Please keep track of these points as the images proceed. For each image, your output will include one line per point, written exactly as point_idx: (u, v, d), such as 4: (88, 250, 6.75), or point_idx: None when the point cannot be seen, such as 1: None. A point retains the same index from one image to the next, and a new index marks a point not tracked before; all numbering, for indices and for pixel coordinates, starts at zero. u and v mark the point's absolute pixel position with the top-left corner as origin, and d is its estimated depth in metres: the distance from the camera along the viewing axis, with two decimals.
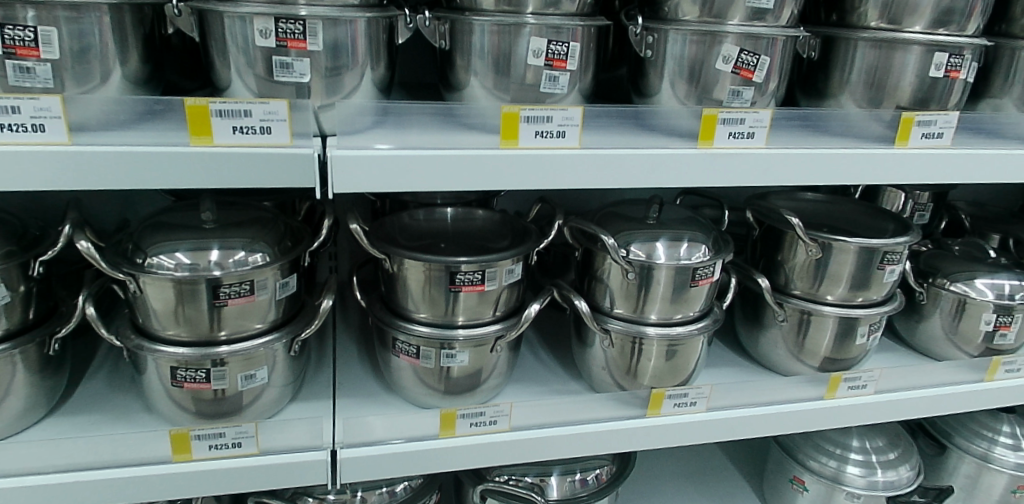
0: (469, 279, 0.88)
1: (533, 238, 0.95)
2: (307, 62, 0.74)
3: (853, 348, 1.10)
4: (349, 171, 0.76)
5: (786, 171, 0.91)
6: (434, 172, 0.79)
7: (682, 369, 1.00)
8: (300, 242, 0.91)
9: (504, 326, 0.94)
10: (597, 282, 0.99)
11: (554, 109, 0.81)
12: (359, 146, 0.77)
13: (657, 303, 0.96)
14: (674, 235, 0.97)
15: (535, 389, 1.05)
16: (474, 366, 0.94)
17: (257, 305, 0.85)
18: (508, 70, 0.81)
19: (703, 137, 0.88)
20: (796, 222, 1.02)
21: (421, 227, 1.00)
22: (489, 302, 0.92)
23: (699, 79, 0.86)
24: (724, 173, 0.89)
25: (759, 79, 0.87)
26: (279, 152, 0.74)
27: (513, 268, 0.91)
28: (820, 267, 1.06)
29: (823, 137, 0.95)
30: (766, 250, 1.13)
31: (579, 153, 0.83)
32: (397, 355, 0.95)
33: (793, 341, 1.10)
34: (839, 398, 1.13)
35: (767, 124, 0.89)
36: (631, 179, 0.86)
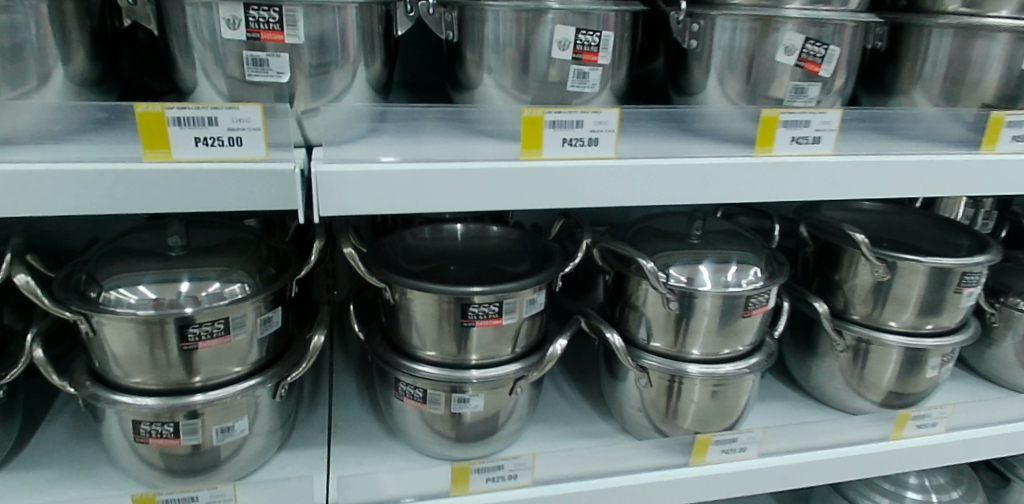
0: (483, 312, 0.75)
1: (557, 261, 0.82)
2: (285, 57, 0.61)
3: (921, 381, 0.96)
4: (337, 190, 0.62)
5: (858, 182, 0.77)
6: (440, 191, 0.65)
7: (730, 412, 0.87)
8: (286, 268, 0.78)
9: (524, 366, 0.81)
10: (630, 309, 0.87)
11: (586, 111, 0.67)
12: (350, 159, 0.63)
13: (700, 336, 0.83)
14: (721, 257, 0.84)
15: (558, 431, 0.92)
16: (489, 411, 0.81)
17: (235, 346, 0.72)
18: (528, 65, 0.68)
19: (762, 142, 0.74)
20: (860, 238, 0.88)
21: (427, 248, 0.87)
22: (507, 338, 0.79)
23: (754, 74, 0.72)
24: (787, 186, 0.75)
25: (825, 73, 0.73)
26: (253, 167, 0.61)
27: (535, 297, 0.78)
28: (884, 289, 0.92)
29: (901, 142, 0.80)
30: (821, 268, 0.99)
31: (615, 164, 0.68)
32: (400, 398, 0.82)
33: (852, 373, 0.97)
34: (906, 438, 0.98)
35: (836, 127, 0.75)
36: (678, 195, 0.72)
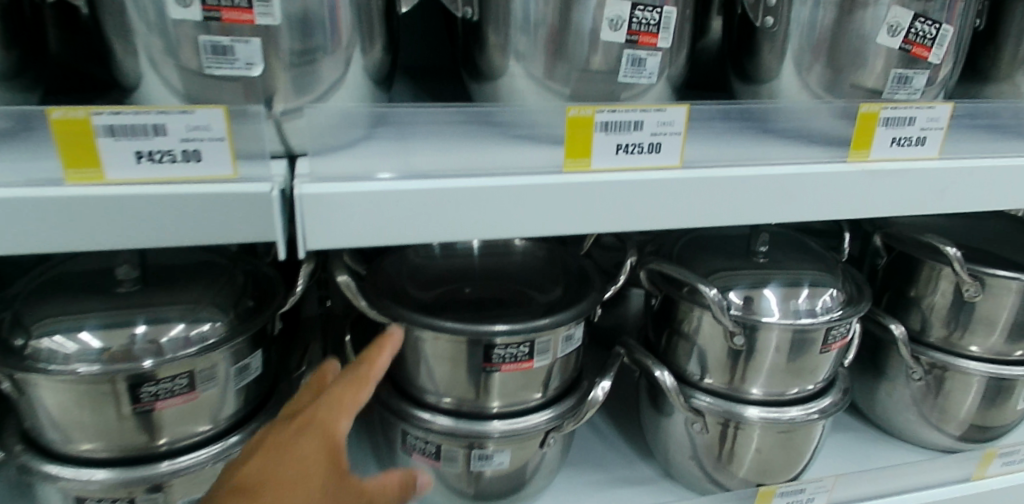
0: (510, 355, 0.62)
1: (596, 285, 0.68)
2: (256, 43, 0.46)
3: (1007, 413, 0.83)
4: (326, 216, 0.48)
5: (970, 192, 0.62)
6: (461, 214, 0.50)
7: (796, 460, 0.74)
8: (267, 300, 0.64)
9: (556, 415, 0.67)
10: (680, 339, 0.73)
11: (647, 110, 0.52)
12: (345, 175, 0.49)
13: (763, 374, 0.70)
14: (791, 279, 0.70)
15: (592, 479, 0.79)
16: (515, 467, 0.68)
17: (204, 402, 0.59)
18: (569, 50, 0.53)
19: (858, 144, 0.59)
20: (953, 252, 0.74)
21: (438, 267, 0.73)
22: (536, 383, 0.66)
23: (847, 59, 0.58)
24: (885, 198, 0.60)
25: (935, 58, 0.59)
26: (217, 189, 0.46)
27: (572, 333, 0.65)
28: (970, 310, 0.79)
29: (1021, 142, 0.65)
30: (891, 282, 0.86)
31: (681, 176, 0.54)
32: (408, 453, 0.69)
33: (928, 405, 0.84)
34: (990, 477, 0.86)
35: (945, 124, 0.61)
36: (756, 212, 0.57)
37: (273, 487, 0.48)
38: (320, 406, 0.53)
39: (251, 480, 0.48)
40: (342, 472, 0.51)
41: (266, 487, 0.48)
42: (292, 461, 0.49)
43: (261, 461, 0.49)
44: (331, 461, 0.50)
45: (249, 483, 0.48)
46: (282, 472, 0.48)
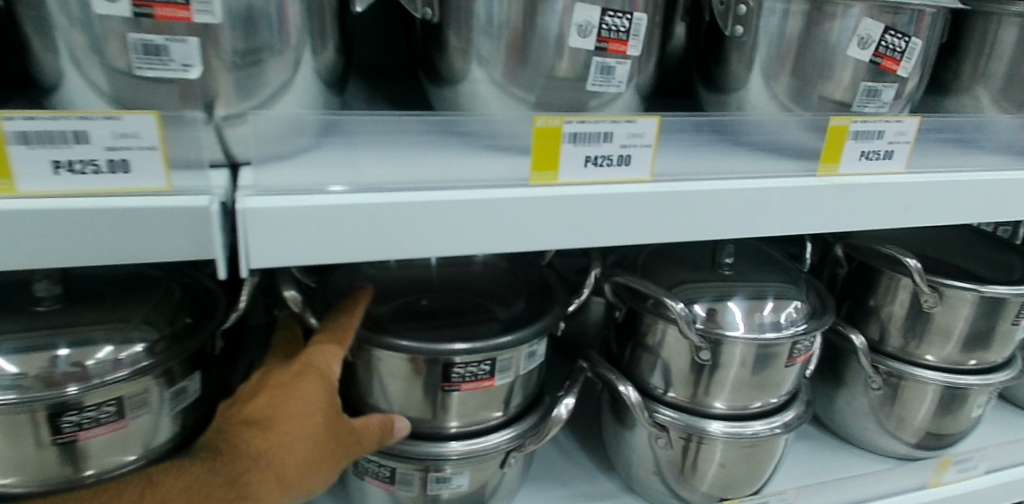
0: (470, 374, 0.59)
1: (560, 299, 0.66)
2: (193, 42, 0.42)
3: (960, 421, 0.84)
4: (269, 233, 0.43)
5: (933, 207, 0.62)
6: (418, 231, 0.47)
7: (759, 473, 0.73)
8: (205, 316, 0.59)
9: (517, 434, 0.65)
10: (644, 352, 0.71)
11: (617, 121, 0.50)
12: (293, 187, 0.45)
13: (727, 389, 0.68)
14: (756, 291, 0.69)
15: (554, 495, 0.77)
16: (474, 489, 0.65)
17: (135, 430, 0.54)
18: (535, 57, 0.50)
19: (827, 158, 0.58)
20: (914, 265, 0.74)
21: (394, 279, 0.70)
22: (497, 401, 0.63)
23: (817, 71, 0.57)
24: (853, 212, 0.59)
25: (902, 72, 0.59)
26: (149, 203, 0.42)
27: (534, 349, 0.63)
28: (926, 320, 0.79)
29: (979, 157, 0.66)
30: (851, 291, 0.86)
31: (651, 189, 0.52)
32: (361, 477, 0.66)
33: (886, 414, 0.84)
34: (945, 484, 0.89)
35: (912, 138, 0.61)
36: (727, 227, 0.56)
37: (278, 420, 0.51)
38: (313, 351, 0.54)
39: (256, 411, 0.51)
40: (336, 407, 0.54)
41: (273, 421, 0.51)
42: (294, 400, 0.51)
43: (267, 396, 0.52)
44: (328, 399, 0.53)
45: (255, 415, 0.51)
46: (286, 408, 0.51)
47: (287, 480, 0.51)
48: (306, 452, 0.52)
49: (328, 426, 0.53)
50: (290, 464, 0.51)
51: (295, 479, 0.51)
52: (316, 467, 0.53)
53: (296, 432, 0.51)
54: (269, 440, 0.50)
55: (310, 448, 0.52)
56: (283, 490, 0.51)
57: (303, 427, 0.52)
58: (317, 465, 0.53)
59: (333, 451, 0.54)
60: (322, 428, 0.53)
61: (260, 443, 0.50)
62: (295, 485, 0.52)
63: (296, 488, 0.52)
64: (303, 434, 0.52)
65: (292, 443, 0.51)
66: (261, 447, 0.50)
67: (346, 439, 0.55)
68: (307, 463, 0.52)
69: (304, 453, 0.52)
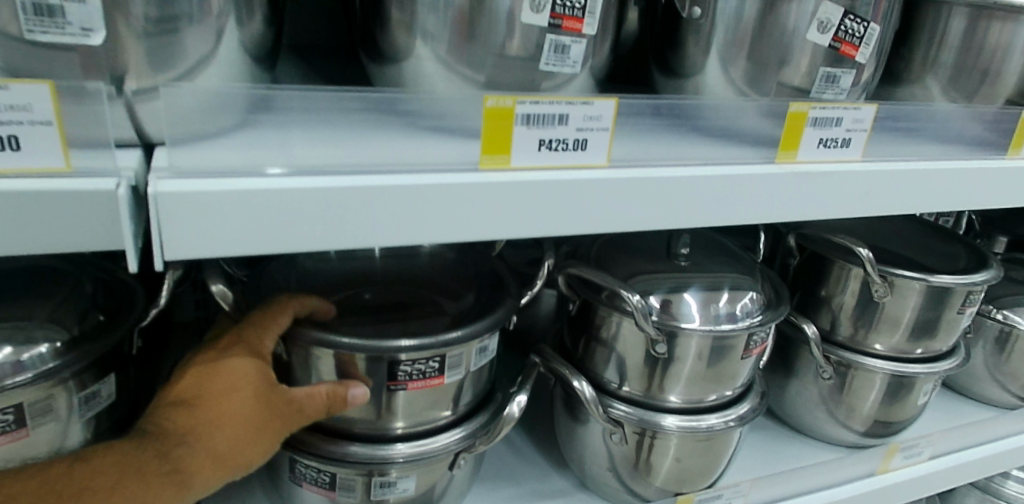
0: (416, 372, 0.55)
1: (512, 292, 0.62)
2: (95, 3, 0.36)
3: (906, 409, 0.85)
4: (187, 222, 0.39)
5: (887, 196, 0.62)
6: (356, 220, 0.43)
7: (713, 467, 0.72)
8: (120, 312, 0.54)
9: (468, 433, 0.61)
10: (598, 345, 0.69)
11: (573, 102, 0.47)
12: (216, 169, 0.40)
13: (681, 383, 0.67)
14: (711, 283, 0.67)
15: (506, 494, 0.74)
16: (421, 493, 0.62)
17: (38, 441, 0.48)
18: (483, 32, 0.46)
19: (786, 145, 0.57)
20: (866, 254, 0.74)
21: (334, 272, 0.65)
22: (445, 400, 0.59)
23: (776, 55, 0.55)
24: (811, 201, 0.58)
25: (861, 58, 0.58)
26: (45, 186, 0.36)
27: (485, 345, 0.59)
28: (876, 309, 0.80)
29: (930, 147, 0.65)
30: (803, 281, 0.86)
31: (607, 175, 0.49)
32: (299, 483, 0.61)
33: (836, 403, 0.84)
34: (891, 470, 0.90)
35: (868, 126, 0.60)
36: (685, 216, 0.53)
37: (207, 396, 0.47)
38: (243, 329, 0.51)
39: (185, 391, 0.48)
40: (273, 381, 0.50)
41: (201, 398, 0.47)
42: (220, 376, 0.48)
43: (194, 376, 0.48)
44: (262, 374, 0.50)
45: (184, 395, 0.48)
46: (214, 384, 0.48)
47: (224, 456, 0.47)
48: (242, 426, 0.48)
49: (265, 399, 0.49)
50: (224, 439, 0.47)
51: (231, 456, 0.47)
52: (255, 442, 0.49)
53: (227, 406, 0.47)
54: (197, 416, 0.46)
55: (246, 422, 0.48)
56: (221, 468, 0.47)
57: (235, 401, 0.48)
58: (257, 441, 0.49)
59: (274, 426, 0.50)
60: (257, 402, 0.49)
61: (189, 420, 0.46)
62: (234, 463, 0.48)
63: (236, 466, 0.48)
64: (237, 408, 0.47)
65: (224, 417, 0.47)
66: (189, 424, 0.46)
67: (288, 413, 0.51)
68: (244, 438, 0.48)
69: (239, 427, 0.47)
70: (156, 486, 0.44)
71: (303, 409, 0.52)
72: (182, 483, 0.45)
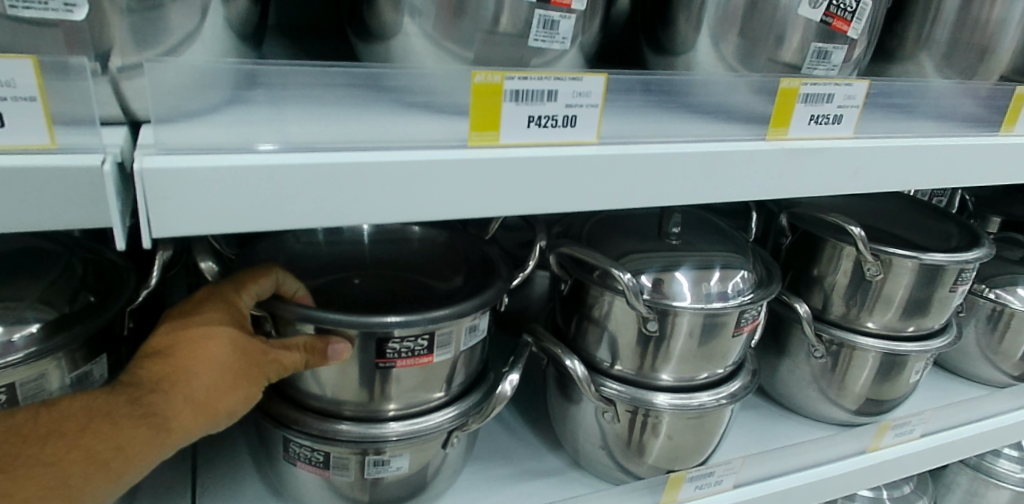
0: (405, 351, 0.55)
1: (502, 274, 0.62)
2: None
3: (898, 387, 0.85)
4: (173, 199, 0.39)
5: (879, 172, 0.62)
6: (343, 197, 0.43)
7: (705, 445, 0.72)
8: (111, 293, 0.54)
9: (461, 412, 0.62)
10: (590, 324, 0.69)
11: (562, 77, 0.46)
12: (204, 146, 0.40)
13: (673, 361, 0.67)
14: (703, 261, 0.67)
15: (501, 473, 0.75)
16: (414, 472, 0.62)
17: None
18: (471, 7, 0.46)
19: (777, 122, 0.57)
20: (857, 232, 0.74)
21: (324, 256, 0.65)
22: (436, 379, 0.59)
23: (766, 31, 0.55)
24: (802, 177, 0.58)
25: (853, 34, 0.58)
26: (29, 162, 0.36)
27: (476, 324, 0.59)
28: (868, 288, 0.80)
29: (922, 124, 0.65)
30: (796, 261, 0.86)
31: (597, 151, 0.49)
32: (293, 462, 0.62)
33: (827, 382, 0.85)
34: (883, 448, 0.91)
35: (860, 103, 0.60)
36: (675, 193, 0.53)
37: (181, 344, 0.47)
38: (220, 286, 0.52)
39: (158, 343, 0.48)
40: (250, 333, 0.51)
41: (174, 347, 0.47)
42: (195, 324, 0.48)
43: (170, 329, 0.49)
44: (237, 324, 0.50)
45: (157, 346, 0.48)
46: (189, 333, 0.48)
47: (200, 402, 0.47)
48: (219, 373, 0.47)
49: (240, 346, 0.49)
50: (199, 384, 0.46)
51: (209, 401, 0.47)
52: (233, 390, 0.48)
53: (200, 352, 0.47)
54: (171, 363, 0.46)
55: (221, 367, 0.48)
56: (199, 413, 0.47)
57: (209, 347, 0.47)
58: (235, 386, 0.48)
59: (253, 374, 0.50)
60: (233, 348, 0.48)
61: (163, 367, 0.46)
62: (212, 408, 0.47)
63: (215, 412, 0.48)
64: (213, 353, 0.47)
65: (197, 362, 0.47)
66: (162, 370, 0.46)
67: (266, 362, 0.51)
68: (220, 383, 0.47)
69: (214, 372, 0.47)
70: (129, 428, 0.43)
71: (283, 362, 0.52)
72: (159, 427, 0.45)
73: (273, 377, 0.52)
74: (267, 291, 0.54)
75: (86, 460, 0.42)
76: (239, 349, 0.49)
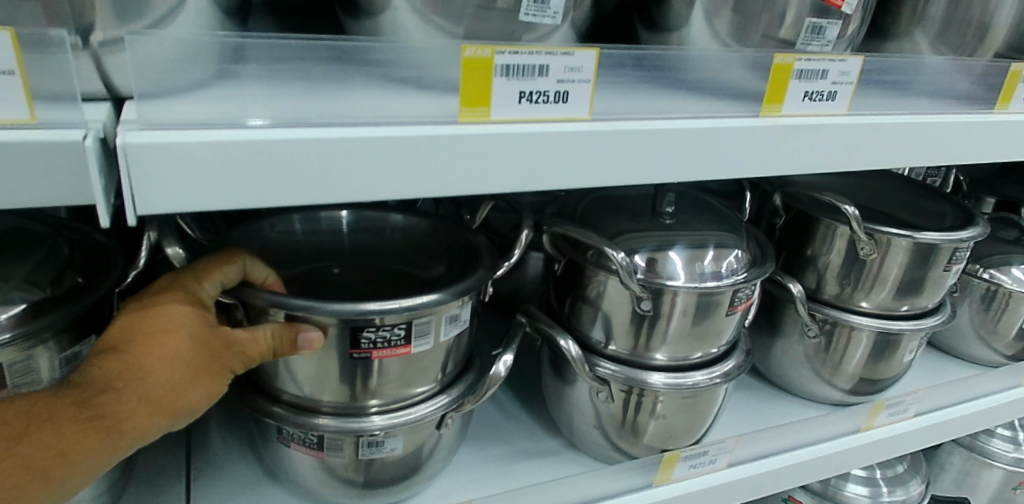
0: (383, 340, 0.54)
1: (485, 262, 0.61)
2: None
3: (891, 366, 0.85)
4: (158, 174, 0.38)
5: (873, 150, 0.61)
6: (333, 175, 0.42)
7: (699, 424, 0.72)
8: (98, 275, 0.54)
9: (453, 398, 0.62)
10: (584, 305, 0.69)
11: (553, 52, 0.46)
12: (190, 121, 0.39)
13: (667, 340, 0.67)
14: (696, 240, 0.67)
15: (496, 453, 0.75)
16: (408, 454, 0.62)
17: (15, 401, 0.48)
18: None
19: (771, 99, 0.56)
20: (851, 211, 0.74)
21: (305, 249, 0.66)
22: (420, 370, 0.59)
23: (759, 6, 0.54)
24: (796, 155, 0.58)
25: (848, 9, 0.57)
26: (9, 137, 0.36)
27: (458, 313, 0.58)
28: (862, 268, 0.80)
29: (917, 101, 0.65)
30: (791, 241, 0.86)
31: (589, 128, 0.49)
32: (287, 443, 0.61)
33: (821, 362, 0.85)
34: (876, 427, 0.91)
35: (854, 79, 0.59)
36: (669, 170, 0.53)
37: (136, 338, 0.46)
38: (182, 273, 0.50)
39: (114, 337, 0.46)
40: (215, 324, 0.49)
41: (129, 343, 0.46)
42: (153, 317, 0.47)
43: (127, 321, 0.47)
44: (199, 315, 0.48)
45: (112, 341, 0.46)
46: (146, 327, 0.46)
47: (155, 401, 0.45)
48: (177, 370, 0.46)
49: (201, 341, 0.47)
50: (155, 382, 0.45)
51: (166, 399, 0.46)
52: (193, 387, 0.47)
53: (155, 348, 0.45)
54: (123, 360, 0.45)
55: (179, 364, 0.46)
56: (157, 412, 0.46)
57: (165, 343, 0.46)
58: (196, 382, 0.47)
59: (216, 368, 0.48)
60: (193, 342, 0.47)
61: (116, 366, 0.45)
62: (171, 406, 0.46)
63: (174, 409, 0.47)
64: (170, 349, 0.46)
65: (152, 359, 0.45)
66: (113, 367, 0.45)
67: (230, 354, 0.49)
68: (178, 381, 0.46)
69: (170, 369, 0.46)
70: (74, 433, 0.43)
71: (249, 354, 0.50)
72: (109, 429, 0.44)
73: (240, 368, 0.51)
74: (234, 279, 0.53)
75: (23, 469, 0.42)
76: (199, 344, 0.47)
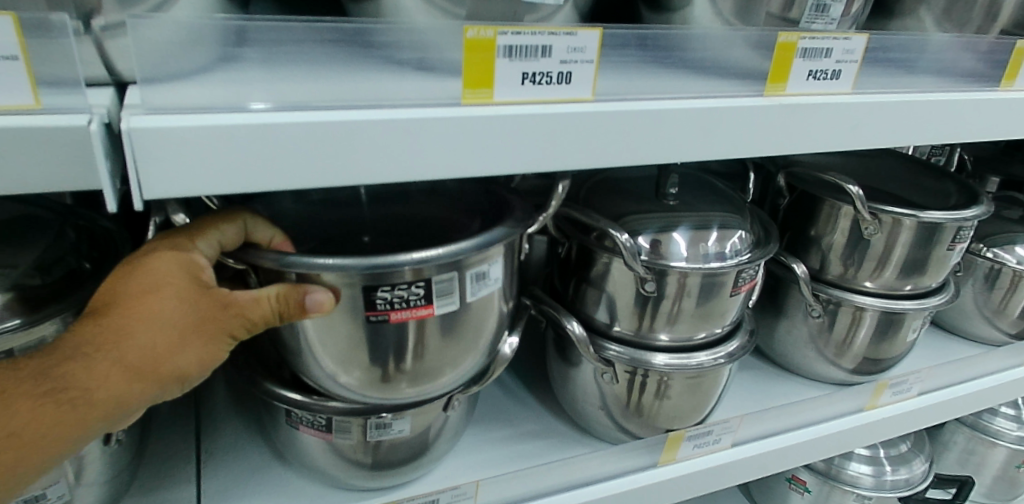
0: (402, 299, 0.52)
1: (517, 207, 0.60)
2: None
3: (895, 344, 0.85)
4: (166, 160, 0.38)
5: (879, 129, 0.61)
6: (339, 159, 0.42)
7: (703, 404, 0.73)
8: (106, 261, 0.54)
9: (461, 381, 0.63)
10: (587, 287, 0.69)
11: (555, 32, 0.46)
12: (194, 105, 0.40)
13: (672, 321, 0.67)
14: (700, 221, 0.67)
15: (503, 434, 0.76)
16: (416, 435, 0.63)
17: None
18: None
19: (776, 78, 0.56)
20: (856, 191, 0.74)
21: None
22: (447, 338, 0.56)
23: None
24: (801, 134, 0.57)
25: None
26: (16, 123, 0.36)
27: (485, 271, 0.55)
28: (866, 248, 0.80)
29: (921, 79, 0.65)
30: (795, 221, 0.86)
31: (593, 109, 0.48)
32: (296, 426, 0.62)
33: (825, 341, 0.85)
34: (879, 406, 0.92)
35: (859, 57, 0.59)
36: (672, 151, 0.53)
37: (117, 301, 0.45)
38: (179, 233, 0.49)
39: (102, 300, 0.46)
40: (209, 284, 0.47)
41: (111, 306, 0.45)
42: (137, 279, 0.46)
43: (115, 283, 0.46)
44: (188, 275, 0.46)
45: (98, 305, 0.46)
46: (128, 289, 0.45)
47: (134, 365, 0.45)
48: (158, 333, 0.45)
49: (189, 301, 0.46)
50: (133, 346, 0.45)
51: (149, 364, 0.45)
52: (177, 350, 0.46)
53: (134, 311, 0.45)
54: (101, 325, 0.44)
55: (160, 327, 0.45)
56: (140, 376, 0.45)
57: (147, 305, 0.45)
58: (181, 344, 0.46)
59: (207, 329, 0.47)
60: (178, 303, 0.46)
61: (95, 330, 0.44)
62: (157, 370, 0.46)
63: (162, 373, 0.46)
64: (150, 311, 0.45)
65: (131, 323, 0.44)
66: (94, 332, 0.45)
67: (226, 316, 0.48)
68: (160, 344, 0.45)
69: (150, 333, 0.45)
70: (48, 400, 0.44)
71: (248, 315, 0.48)
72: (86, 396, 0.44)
73: (242, 330, 0.49)
74: (235, 238, 0.51)
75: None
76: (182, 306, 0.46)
